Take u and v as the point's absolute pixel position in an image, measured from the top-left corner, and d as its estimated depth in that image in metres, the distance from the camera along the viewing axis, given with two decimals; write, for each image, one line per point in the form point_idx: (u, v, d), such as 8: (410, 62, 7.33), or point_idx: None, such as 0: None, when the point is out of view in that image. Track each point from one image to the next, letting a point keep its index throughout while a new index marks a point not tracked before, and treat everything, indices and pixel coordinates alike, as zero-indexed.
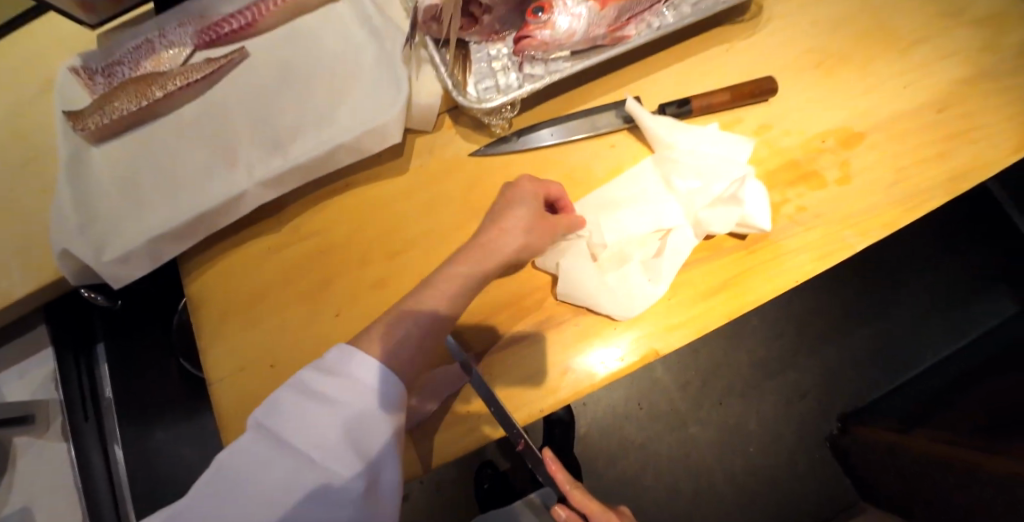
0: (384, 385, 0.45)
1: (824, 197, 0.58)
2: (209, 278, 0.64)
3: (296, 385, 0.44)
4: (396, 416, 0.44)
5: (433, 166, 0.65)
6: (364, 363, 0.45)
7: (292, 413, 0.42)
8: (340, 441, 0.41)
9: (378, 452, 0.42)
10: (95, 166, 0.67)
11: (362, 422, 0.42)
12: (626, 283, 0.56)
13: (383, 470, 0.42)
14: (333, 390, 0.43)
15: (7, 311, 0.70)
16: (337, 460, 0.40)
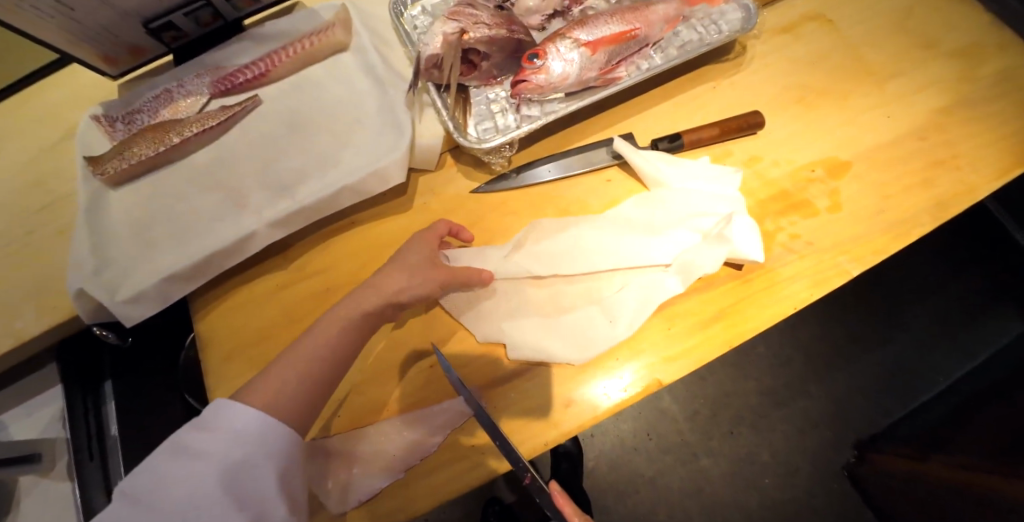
0: (266, 428, 0.46)
1: (816, 225, 0.60)
2: (218, 317, 0.66)
3: (173, 442, 0.44)
4: (282, 457, 0.46)
5: (436, 204, 0.67)
6: (242, 412, 0.46)
7: (161, 475, 0.43)
8: (218, 492, 0.42)
9: (265, 494, 0.44)
10: (113, 209, 0.70)
11: (240, 472, 0.44)
12: (590, 326, 0.57)
13: (273, 511, 0.44)
14: (209, 441, 0.44)
15: (21, 351, 0.72)
16: (215, 511, 0.42)
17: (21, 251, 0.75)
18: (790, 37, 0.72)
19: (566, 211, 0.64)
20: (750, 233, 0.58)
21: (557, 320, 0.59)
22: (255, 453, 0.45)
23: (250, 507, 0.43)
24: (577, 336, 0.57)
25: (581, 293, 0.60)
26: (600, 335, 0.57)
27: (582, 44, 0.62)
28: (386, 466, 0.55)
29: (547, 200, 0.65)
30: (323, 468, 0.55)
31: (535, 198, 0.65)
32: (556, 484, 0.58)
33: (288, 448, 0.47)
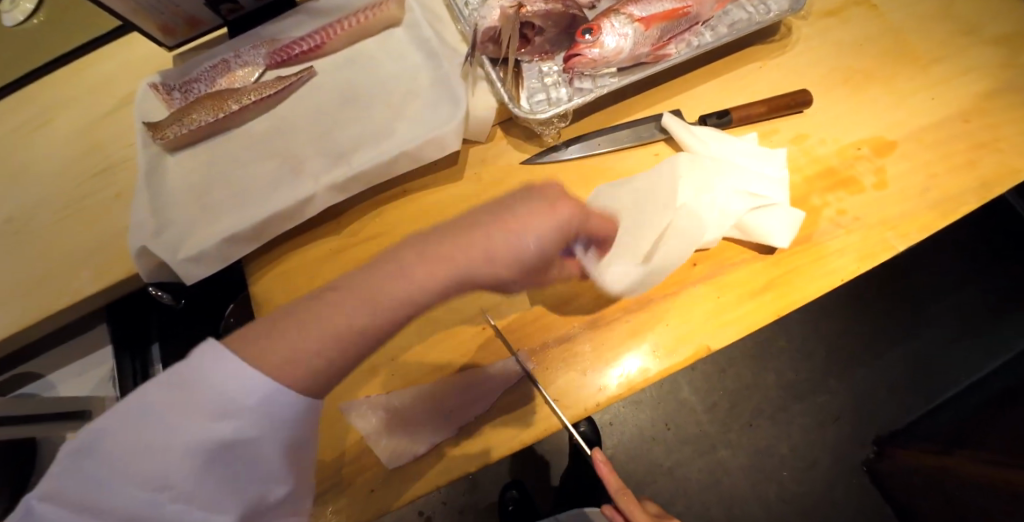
0: (269, 400, 0.41)
1: (862, 201, 0.61)
2: (274, 279, 0.68)
3: (159, 399, 0.40)
4: (277, 431, 0.42)
5: (487, 175, 0.69)
6: (237, 376, 0.40)
7: (147, 435, 0.39)
8: (213, 465, 0.40)
9: (251, 471, 0.42)
10: (171, 172, 0.72)
11: (227, 448, 0.40)
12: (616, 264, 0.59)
13: (259, 488, 0.42)
14: (201, 410, 0.40)
15: (80, 308, 0.75)
16: (210, 486, 0.40)
17: (79, 213, 0.78)
18: (835, 19, 0.73)
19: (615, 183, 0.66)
20: (789, 218, 0.58)
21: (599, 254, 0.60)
22: (247, 427, 0.41)
23: (237, 486, 0.41)
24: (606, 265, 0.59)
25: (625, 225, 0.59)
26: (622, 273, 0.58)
27: (635, 20, 0.63)
28: (439, 424, 0.58)
29: (597, 173, 0.67)
30: (378, 423, 0.58)
31: (587, 171, 0.67)
32: (598, 451, 0.59)
33: (286, 422, 0.43)
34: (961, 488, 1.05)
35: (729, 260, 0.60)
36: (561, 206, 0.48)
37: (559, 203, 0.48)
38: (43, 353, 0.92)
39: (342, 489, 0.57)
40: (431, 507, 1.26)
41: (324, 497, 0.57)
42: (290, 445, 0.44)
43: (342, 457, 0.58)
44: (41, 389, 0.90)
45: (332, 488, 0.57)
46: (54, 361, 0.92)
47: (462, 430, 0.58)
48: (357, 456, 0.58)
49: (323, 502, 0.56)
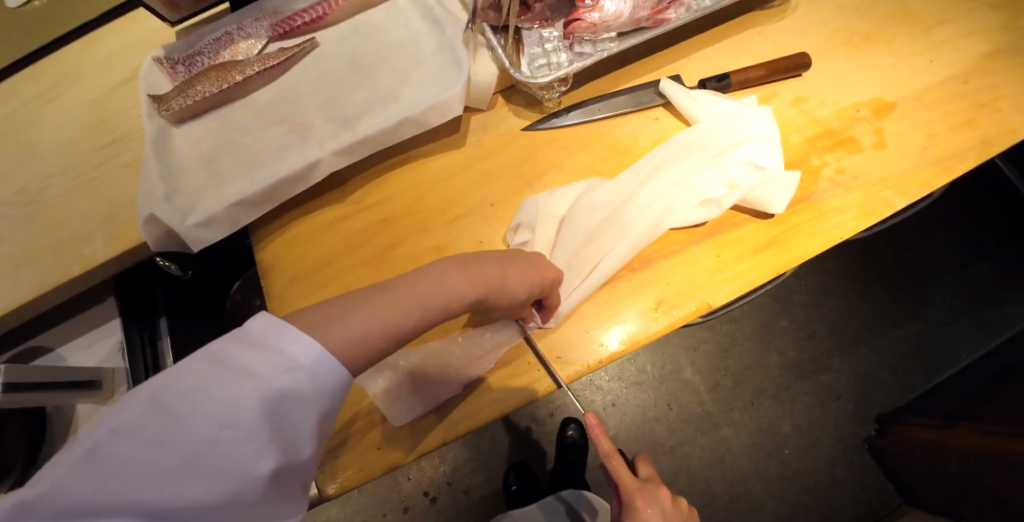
0: (320, 365, 0.42)
1: (863, 159, 0.62)
2: (280, 246, 0.69)
3: (214, 353, 0.40)
4: (329, 399, 0.43)
5: (488, 141, 0.69)
6: (302, 343, 0.42)
7: (198, 386, 0.39)
8: (256, 423, 0.40)
9: (301, 434, 0.42)
10: (177, 143, 0.73)
11: (283, 406, 0.41)
12: (616, 240, 0.59)
13: (302, 451, 0.43)
14: (255, 366, 0.40)
15: (95, 275, 0.77)
16: (251, 442, 0.40)
17: (87, 183, 0.80)
18: None
19: (616, 147, 0.66)
20: (781, 182, 0.58)
21: (597, 231, 0.60)
22: (305, 392, 0.41)
23: (284, 444, 0.41)
24: (606, 243, 0.59)
25: (626, 203, 0.60)
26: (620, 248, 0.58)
27: None
28: (447, 380, 0.59)
29: (597, 137, 0.67)
30: (387, 382, 0.58)
31: (587, 134, 0.67)
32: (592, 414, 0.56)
33: (340, 394, 0.44)
34: (956, 463, 1.06)
35: (729, 219, 0.60)
36: (544, 270, 0.56)
37: (545, 274, 0.56)
38: (52, 327, 0.93)
39: (352, 444, 0.58)
40: (436, 488, 1.27)
41: (334, 452, 0.57)
42: (336, 412, 0.44)
43: (351, 413, 0.59)
44: (51, 362, 0.92)
45: (341, 444, 0.58)
46: (64, 334, 0.93)
47: (468, 385, 0.59)
48: (365, 413, 0.59)
49: (334, 458, 0.57)
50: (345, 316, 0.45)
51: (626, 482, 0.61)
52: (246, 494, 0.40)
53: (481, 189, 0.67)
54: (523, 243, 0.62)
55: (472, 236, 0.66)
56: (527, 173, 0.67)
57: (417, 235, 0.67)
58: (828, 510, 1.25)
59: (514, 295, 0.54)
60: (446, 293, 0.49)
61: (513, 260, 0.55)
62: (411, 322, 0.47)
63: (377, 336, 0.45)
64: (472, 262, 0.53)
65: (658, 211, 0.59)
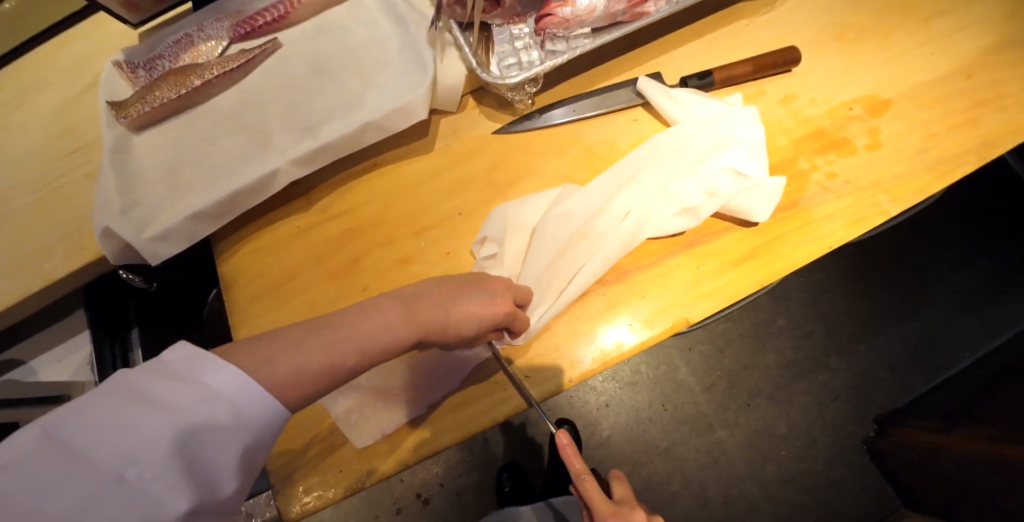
0: (244, 392, 0.38)
1: (855, 163, 0.58)
2: (241, 258, 0.65)
3: (120, 385, 0.36)
4: (255, 430, 0.39)
5: (458, 146, 0.65)
6: (223, 370, 0.38)
7: (99, 420, 0.35)
8: (166, 458, 0.35)
9: (221, 469, 0.37)
10: (138, 152, 0.68)
11: (199, 438, 0.36)
12: (588, 253, 0.55)
13: (224, 488, 0.38)
14: (169, 395, 0.36)
15: (54, 290, 0.73)
16: (159, 482, 0.34)
17: (47, 196, 0.76)
18: None
19: (591, 151, 0.63)
20: (764, 188, 0.54)
21: (568, 242, 0.56)
22: (225, 421, 0.37)
23: (200, 481, 0.36)
24: (578, 255, 0.55)
25: (599, 212, 0.56)
26: (592, 261, 0.54)
27: None
28: (410, 402, 0.56)
29: (572, 140, 0.63)
30: (349, 403, 0.56)
31: (561, 137, 0.63)
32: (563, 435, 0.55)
33: (268, 424, 0.39)
34: (953, 466, 1.03)
35: (710, 228, 0.56)
36: (498, 304, 0.50)
37: (499, 304, 0.51)
38: (27, 339, 0.90)
39: (312, 467, 0.55)
40: (429, 489, 1.23)
41: (293, 476, 0.54)
42: (264, 445, 0.40)
43: (309, 437, 0.56)
44: (24, 376, 0.89)
45: (299, 470, 0.55)
46: (36, 346, 0.90)
47: (432, 407, 0.56)
48: (325, 435, 0.56)
49: (293, 482, 0.54)
50: (276, 359, 0.40)
51: (599, 508, 0.57)
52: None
53: (451, 197, 0.63)
54: (491, 256, 0.58)
55: (439, 248, 0.62)
56: (499, 179, 0.63)
57: (383, 246, 0.63)
58: (826, 513, 1.22)
59: (462, 333, 0.50)
60: (388, 333, 0.45)
61: (466, 292, 0.51)
62: (348, 363, 0.43)
63: (310, 378, 0.41)
64: (418, 299, 0.49)
65: (633, 220, 0.55)
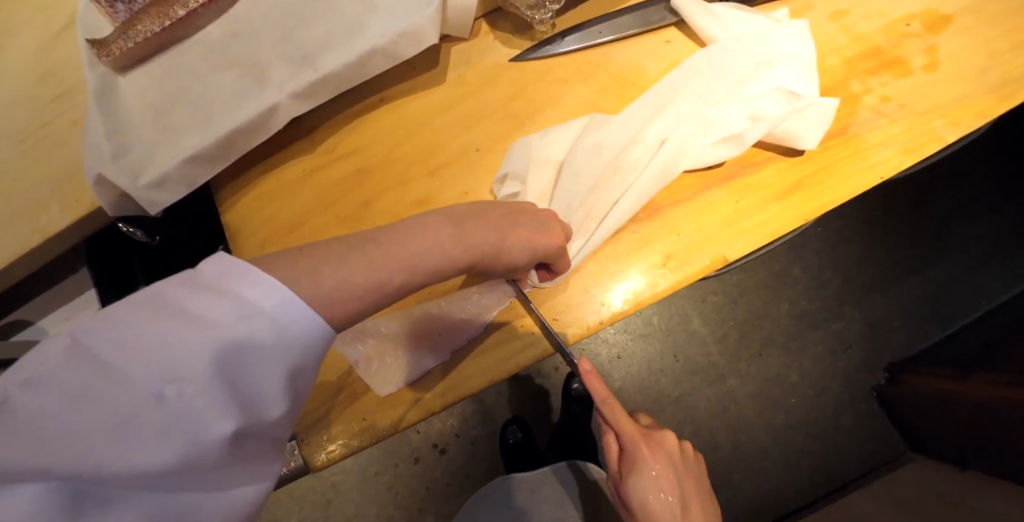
0: (287, 311, 0.34)
1: (909, 86, 0.53)
2: (246, 206, 0.61)
3: (155, 298, 0.32)
4: (300, 352, 0.35)
5: (472, 75, 0.60)
6: (263, 284, 0.34)
7: (133, 333, 0.31)
8: (208, 375, 0.31)
9: (266, 391, 0.33)
10: (124, 95, 0.61)
11: (242, 356, 0.32)
12: (621, 187, 0.51)
13: (270, 411, 0.34)
14: (207, 309, 0.32)
15: (53, 247, 0.67)
16: (201, 399, 0.31)
17: (33, 147, 0.68)
18: None
19: (619, 77, 0.57)
20: (816, 109, 0.50)
21: (598, 176, 0.52)
22: (268, 339, 0.33)
23: (244, 402, 0.33)
24: (610, 190, 0.51)
25: (632, 143, 0.52)
26: (626, 194, 0.51)
27: None
28: (432, 347, 0.53)
29: (598, 66, 0.58)
30: (368, 350, 0.53)
31: (585, 63, 0.58)
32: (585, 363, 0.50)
33: (313, 345, 0.35)
34: (970, 411, 0.98)
35: (751, 159, 0.52)
36: (552, 235, 0.48)
37: (552, 238, 0.48)
38: (31, 301, 0.87)
39: (335, 416, 0.53)
40: (444, 439, 1.23)
41: (317, 425, 0.52)
42: (310, 368, 0.36)
43: (329, 387, 0.54)
44: (34, 336, 0.87)
45: (322, 416, 0.53)
46: (42, 307, 0.87)
47: (456, 352, 0.53)
48: (348, 383, 0.54)
49: (317, 431, 0.52)
50: (322, 269, 0.37)
51: (628, 431, 0.55)
52: (199, 463, 0.31)
53: (467, 131, 0.59)
54: (513, 194, 0.54)
55: (456, 187, 0.58)
56: (517, 111, 0.58)
57: (396, 187, 0.59)
58: (834, 459, 1.22)
59: (514, 262, 0.47)
60: (437, 254, 0.42)
61: (516, 220, 0.47)
62: (396, 282, 0.40)
63: (357, 296, 0.38)
64: (468, 221, 0.46)
65: (670, 149, 0.51)
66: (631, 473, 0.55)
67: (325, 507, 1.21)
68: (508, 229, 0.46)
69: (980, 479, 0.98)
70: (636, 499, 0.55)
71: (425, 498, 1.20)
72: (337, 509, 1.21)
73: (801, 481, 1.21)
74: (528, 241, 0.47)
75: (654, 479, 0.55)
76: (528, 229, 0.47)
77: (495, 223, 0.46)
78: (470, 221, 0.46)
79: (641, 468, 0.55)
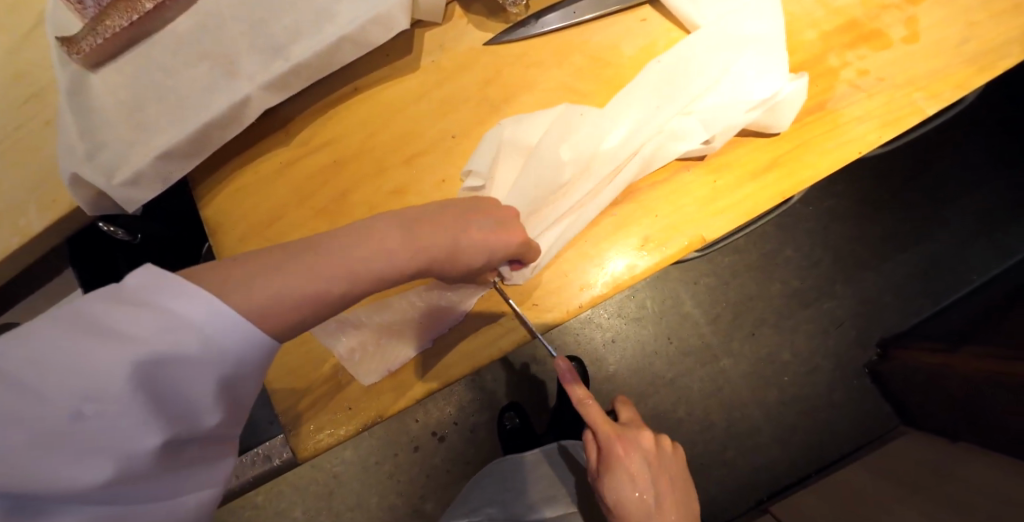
0: (215, 322, 0.35)
1: (888, 59, 0.52)
2: (223, 201, 0.60)
3: (78, 313, 0.33)
4: (232, 359, 0.36)
5: (446, 61, 0.59)
6: (189, 295, 0.34)
7: (53, 352, 0.32)
8: (131, 391, 0.32)
9: (197, 400, 0.35)
10: (96, 92, 0.59)
11: (169, 369, 0.34)
12: (597, 178, 0.51)
13: (203, 419, 0.35)
14: (130, 324, 0.33)
15: (33, 249, 0.66)
16: (125, 416, 0.32)
17: (6, 151, 0.66)
18: None
19: (596, 58, 0.57)
20: (786, 100, 0.49)
21: (572, 167, 0.52)
22: (195, 351, 0.34)
23: (173, 413, 0.34)
24: (586, 181, 0.51)
25: (606, 133, 0.52)
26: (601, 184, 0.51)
27: None
28: (414, 335, 0.53)
29: (574, 47, 0.57)
30: (351, 342, 0.52)
31: (560, 44, 0.57)
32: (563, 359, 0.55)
33: (246, 353, 0.36)
34: (959, 385, 0.99)
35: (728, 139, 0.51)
36: (512, 231, 0.47)
37: (512, 234, 0.47)
38: (20, 302, 0.86)
39: (320, 407, 0.53)
40: (443, 427, 1.23)
41: (302, 417, 0.52)
42: (249, 374, 0.38)
43: (313, 378, 0.54)
44: None
45: (309, 407, 0.53)
46: (31, 308, 0.86)
47: (438, 340, 0.53)
48: (331, 374, 0.54)
49: (303, 423, 0.52)
50: (255, 281, 0.37)
51: (605, 430, 0.57)
52: (131, 474, 0.33)
53: (443, 117, 0.58)
54: (477, 189, 0.54)
55: (433, 175, 0.57)
56: (493, 96, 0.57)
57: (373, 176, 0.58)
58: (827, 436, 1.22)
59: (473, 263, 0.46)
60: (385, 260, 0.42)
61: (471, 217, 0.46)
62: (336, 292, 0.40)
63: (299, 299, 0.38)
64: (419, 223, 0.45)
65: (646, 140, 0.51)
66: (608, 469, 0.57)
67: (327, 497, 1.22)
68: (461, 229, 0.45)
69: (969, 450, 1.00)
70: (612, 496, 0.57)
71: (426, 485, 1.21)
72: (339, 499, 1.22)
73: (794, 458, 1.22)
74: (484, 241, 0.46)
75: (629, 474, 0.56)
76: (484, 225, 0.46)
77: (442, 223, 0.45)
78: (421, 224, 0.45)
79: (617, 463, 0.57)
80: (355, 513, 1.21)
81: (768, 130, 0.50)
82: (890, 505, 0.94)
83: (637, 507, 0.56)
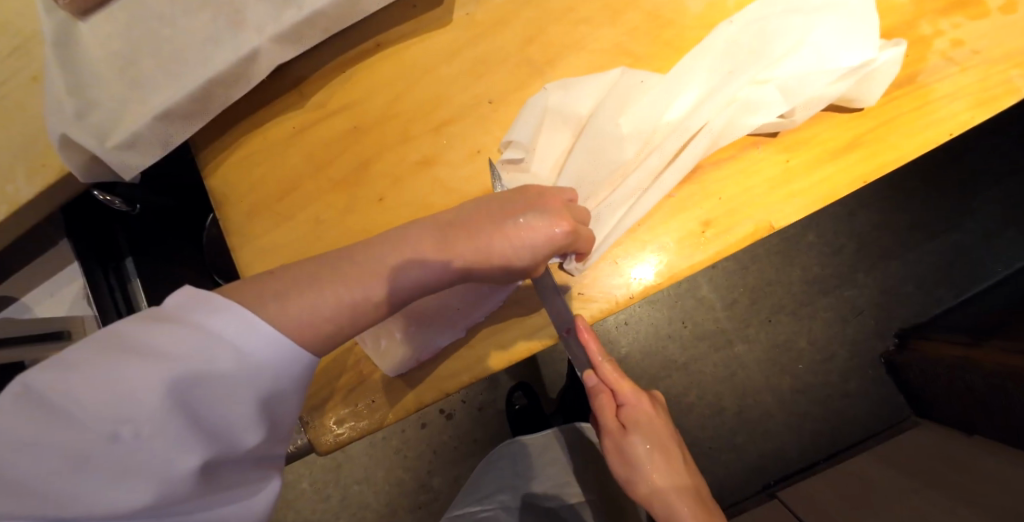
0: (249, 336, 0.33)
1: (985, 29, 0.46)
2: (231, 171, 0.54)
3: (115, 336, 0.32)
4: (269, 376, 0.34)
5: (482, 15, 0.52)
6: (225, 312, 0.33)
7: (88, 374, 0.30)
8: (169, 411, 0.30)
9: (236, 419, 0.33)
10: (84, 42, 0.51)
11: (206, 387, 0.32)
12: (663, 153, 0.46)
13: (243, 439, 0.33)
14: (165, 343, 0.31)
15: (22, 218, 0.60)
16: (163, 437, 0.30)
17: None
18: None
19: (653, 15, 0.50)
20: (880, 73, 0.44)
21: (629, 140, 0.48)
22: (231, 367, 0.32)
23: (213, 433, 0.32)
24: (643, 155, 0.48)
25: (669, 106, 0.48)
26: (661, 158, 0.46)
27: None
28: (446, 323, 0.48)
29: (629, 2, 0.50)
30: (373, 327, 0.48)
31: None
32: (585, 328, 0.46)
33: (283, 368, 0.35)
34: (982, 381, 0.94)
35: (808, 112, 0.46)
36: (558, 222, 0.42)
37: (556, 223, 0.42)
38: (12, 274, 0.81)
39: (341, 397, 0.49)
40: (451, 405, 1.19)
41: (321, 407, 0.48)
42: (287, 392, 0.35)
43: (335, 368, 0.49)
44: (16, 314, 0.80)
45: (328, 397, 0.49)
46: (24, 279, 0.81)
47: (471, 330, 0.48)
48: (355, 362, 0.49)
49: (323, 413, 0.48)
50: (288, 294, 0.36)
51: (624, 387, 0.51)
52: (171, 498, 0.30)
53: (477, 81, 0.52)
54: (515, 161, 0.49)
55: (466, 145, 0.52)
56: (536, 57, 0.51)
57: (399, 144, 0.52)
58: (840, 425, 1.19)
59: (515, 257, 0.42)
60: (417, 265, 0.40)
61: (513, 210, 0.43)
62: (375, 299, 0.39)
63: (328, 317, 0.37)
64: (455, 227, 0.42)
65: (716, 112, 0.46)
66: (634, 424, 0.51)
67: (335, 470, 1.19)
68: (501, 233, 0.42)
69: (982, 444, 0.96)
70: (639, 453, 0.51)
71: (432, 461, 1.19)
72: (346, 472, 1.19)
73: (804, 444, 1.19)
74: (529, 244, 0.42)
75: (653, 426, 0.52)
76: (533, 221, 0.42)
77: (474, 221, 0.42)
78: (459, 225, 0.42)
79: (643, 416, 0.52)
80: (362, 487, 1.18)
81: (854, 105, 0.45)
82: (903, 495, 0.90)
83: (662, 457, 0.52)
